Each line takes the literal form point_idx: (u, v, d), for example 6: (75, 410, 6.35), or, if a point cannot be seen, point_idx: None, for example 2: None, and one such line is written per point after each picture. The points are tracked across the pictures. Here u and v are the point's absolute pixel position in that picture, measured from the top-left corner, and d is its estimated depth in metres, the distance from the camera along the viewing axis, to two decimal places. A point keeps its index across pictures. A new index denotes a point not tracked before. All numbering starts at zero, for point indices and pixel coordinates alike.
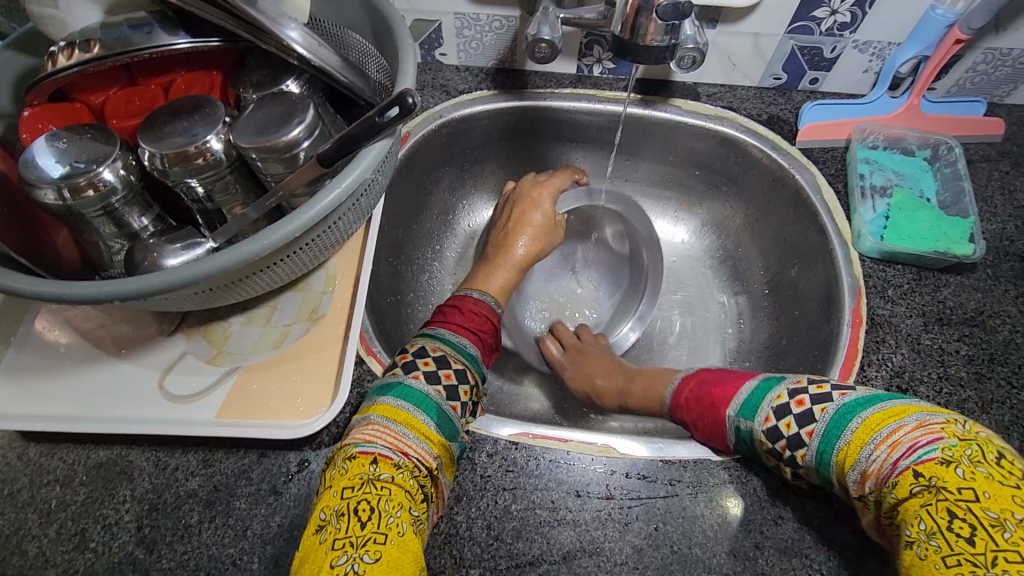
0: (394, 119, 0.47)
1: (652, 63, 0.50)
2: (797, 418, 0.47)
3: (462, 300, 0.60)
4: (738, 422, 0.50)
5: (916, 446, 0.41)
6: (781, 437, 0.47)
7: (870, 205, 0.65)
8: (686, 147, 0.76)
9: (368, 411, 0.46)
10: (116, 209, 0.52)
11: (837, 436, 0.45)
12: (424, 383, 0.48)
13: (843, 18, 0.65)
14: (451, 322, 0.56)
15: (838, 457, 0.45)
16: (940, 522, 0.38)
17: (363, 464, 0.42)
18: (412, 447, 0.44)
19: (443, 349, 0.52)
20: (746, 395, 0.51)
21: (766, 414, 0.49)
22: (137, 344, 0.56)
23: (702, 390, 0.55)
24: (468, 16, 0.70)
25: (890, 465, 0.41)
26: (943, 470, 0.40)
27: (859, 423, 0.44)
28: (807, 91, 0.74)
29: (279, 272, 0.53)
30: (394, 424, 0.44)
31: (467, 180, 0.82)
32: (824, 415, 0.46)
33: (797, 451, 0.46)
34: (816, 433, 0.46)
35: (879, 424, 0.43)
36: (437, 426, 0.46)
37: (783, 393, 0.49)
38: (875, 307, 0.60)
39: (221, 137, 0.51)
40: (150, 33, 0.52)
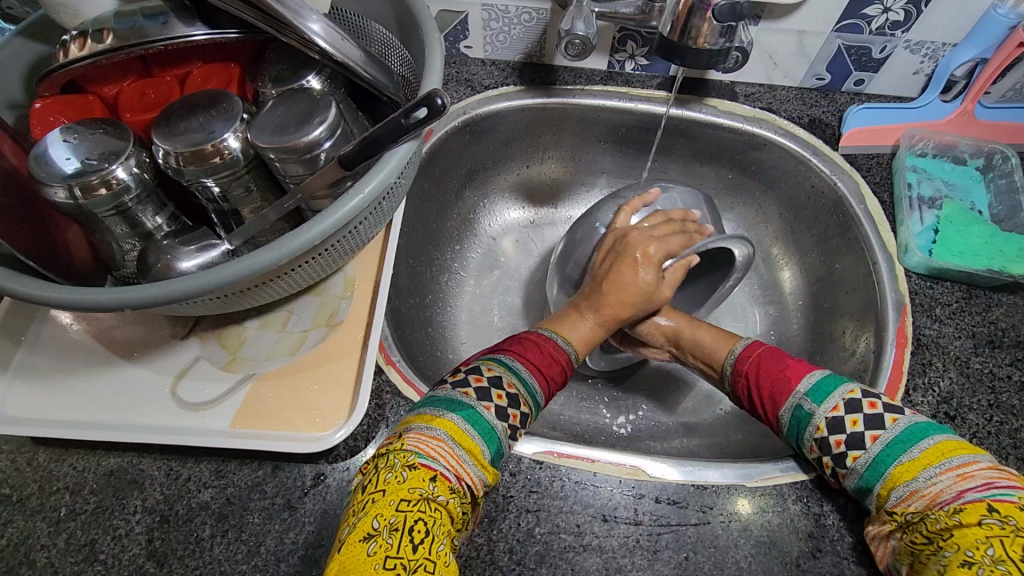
0: (422, 120, 0.44)
1: (700, 67, 0.46)
2: (866, 418, 0.46)
3: (546, 337, 0.53)
4: (801, 401, 0.49)
5: (993, 485, 0.41)
6: (841, 431, 0.46)
7: (918, 217, 0.61)
8: (721, 149, 0.72)
9: (434, 423, 0.42)
10: (129, 208, 0.50)
11: (906, 449, 0.44)
12: (494, 417, 0.44)
13: (896, 17, 0.61)
14: (524, 356, 0.50)
15: (893, 472, 0.44)
16: (1012, 552, 0.38)
17: (422, 480, 0.39)
18: (470, 475, 0.41)
19: (518, 387, 0.47)
20: (817, 380, 0.49)
21: (834, 404, 0.47)
22: (149, 347, 0.54)
23: (778, 362, 0.52)
24: (497, 8, 0.67)
25: (957, 492, 0.41)
26: (1017, 511, 0.40)
27: (931, 445, 0.44)
28: (851, 93, 0.70)
29: (297, 277, 0.51)
30: (457, 447, 0.41)
31: (490, 178, 0.79)
32: (897, 425, 0.45)
33: (851, 451, 0.46)
34: (881, 439, 0.45)
35: (952, 453, 0.43)
36: (493, 455, 0.43)
37: (855, 389, 0.48)
38: (921, 327, 0.56)
39: (239, 135, 0.48)
40: (166, 23, 0.49)
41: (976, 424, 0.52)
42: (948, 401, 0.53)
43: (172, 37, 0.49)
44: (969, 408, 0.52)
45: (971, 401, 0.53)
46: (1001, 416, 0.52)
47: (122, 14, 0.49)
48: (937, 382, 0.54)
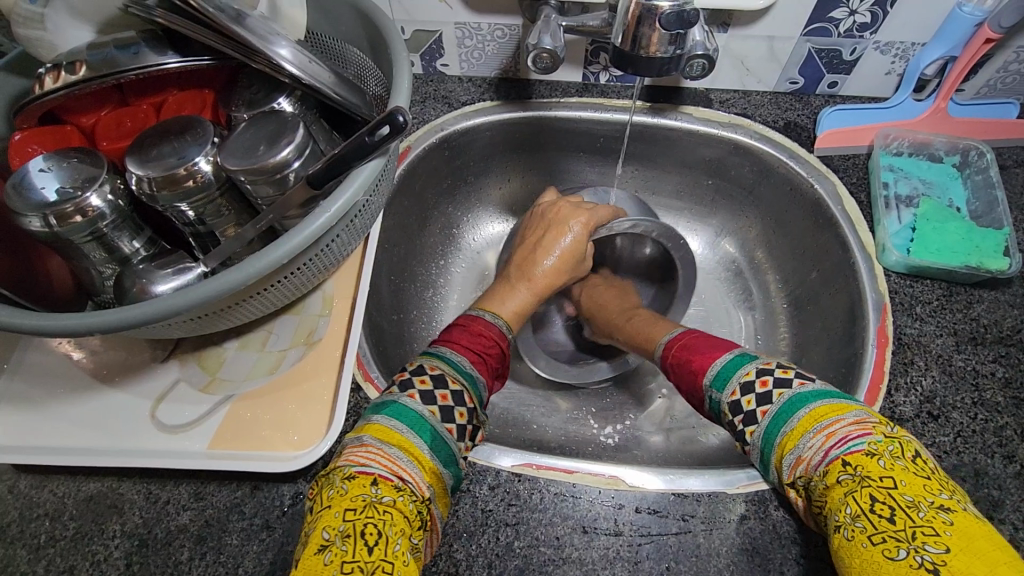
0: (385, 138, 0.45)
1: (654, 75, 0.47)
2: (757, 397, 0.46)
3: (474, 321, 0.58)
4: (710, 392, 0.50)
5: (847, 438, 0.40)
6: (739, 412, 0.47)
7: (895, 216, 0.61)
8: (698, 156, 0.73)
9: (361, 432, 0.45)
10: (105, 234, 0.50)
11: (786, 419, 0.44)
12: (419, 403, 0.47)
13: (863, 19, 0.61)
14: (454, 340, 0.54)
15: (781, 442, 0.44)
16: (864, 505, 0.37)
17: (363, 485, 0.40)
18: (409, 472, 0.42)
19: (441, 366, 0.50)
20: (720, 367, 0.50)
21: (734, 388, 0.48)
22: (129, 371, 0.54)
23: (690, 355, 0.54)
24: (469, 26, 0.68)
25: (823, 453, 0.41)
26: (867, 460, 0.39)
27: (806, 412, 0.43)
28: (825, 95, 0.71)
29: (271, 297, 0.52)
30: (388, 447, 0.43)
31: (472, 193, 0.80)
32: (781, 399, 0.45)
33: (748, 427, 0.46)
34: (769, 414, 0.45)
35: (820, 416, 0.43)
36: (431, 451, 0.45)
37: (751, 370, 0.48)
38: (902, 326, 0.56)
39: (210, 158, 0.49)
40: (137, 53, 0.50)
41: (961, 423, 0.51)
42: (930, 401, 0.52)
43: (143, 66, 0.50)
44: (952, 407, 0.52)
45: (955, 400, 0.52)
46: (985, 414, 0.51)
47: (94, 46, 0.51)
48: (920, 381, 0.53)
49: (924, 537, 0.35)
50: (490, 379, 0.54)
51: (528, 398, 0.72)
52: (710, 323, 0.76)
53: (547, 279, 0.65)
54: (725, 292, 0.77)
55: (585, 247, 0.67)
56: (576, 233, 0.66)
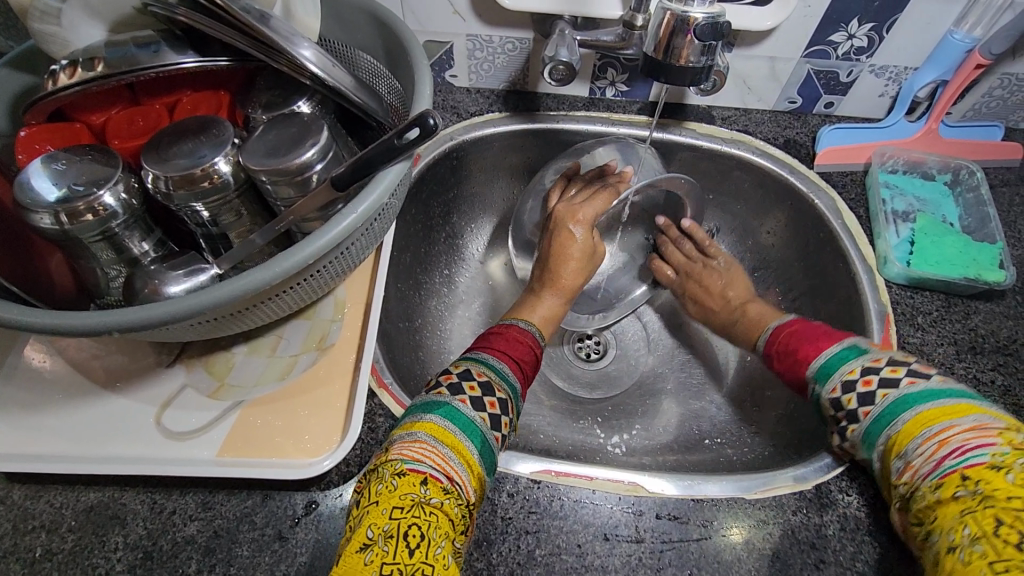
0: (414, 141, 0.45)
1: (687, 83, 0.47)
2: (858, 396, 0.48)
3: (509, 325, 0.59)
4: (813, 383, 0.53)
5: (966, 448, 0.40)
6: (841, 409, 0.49)
7: (894, 230, 0.63)
8: (702, 171, 0.75)
9: (415, 428, 0.45)
10: (116, 234, 0.49)
11: (892, 421, 0.46)
12: (470, 409, 0.47)
13: (860, 43, 0.64)
14: (493, 346, 0.55)
15: (896, 433, 0.45)
16: (985, 527, 0.37)
17: (413, 484, 0.40)
18: (459, 473, 0.42)
19: (488, 374, 0.51)
20: (827, 359, 0.52)
21: (834, 385, 0.50)
22: (133, 376, 0.53)
23: (794, 345, 0.57)
24: (481, 38, 0.69)
25: (935, 462, 0.41)
26: (992, 475, 0.39)
27: (910, 417, 0.45)
28: (822, 115, 0.74)
29: (287, 300, 0.51)
30: (442, 446, 0.43)
31: (478, 203, 0.81)
32: (885, 400, 0.47)
33: (850, 424, 0.49)
34: (871, 415, 0.47)
35: (933, 420, 0.43)
36: (479, 454, 0.45)
37: (856, 367, 0.50)
38: (905, 335, 0.58)
39: (230, 159, 0.49)
40: (157, 52, 0.50)
41: None
42: None
43: (163, 64, 0.49)
44: None
45: None
46: None
47: (111, 44, 0.50)
48: None
49: None
50: (526, 385, 0.55)
51: (534, 409, 0.72)
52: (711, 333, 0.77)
53: (572, 283, 0.65)
54: None
55: (592, 244, 0.67)
56: (581, 236, 0.66)
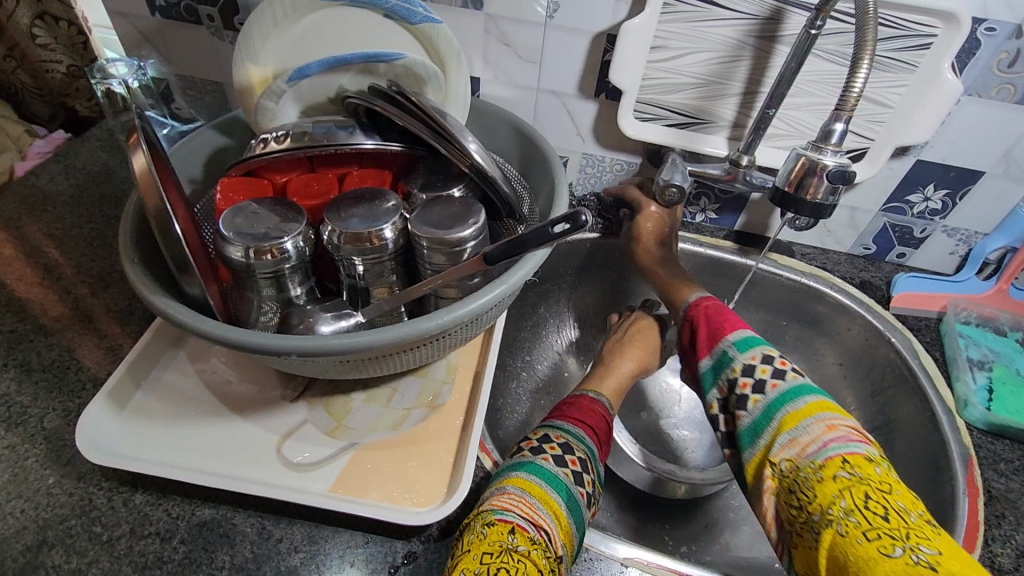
0: (562, 232, 0.52)
1: (813, 215, 0.55)
2: (753, 382, 0.54)
3: (579, 396, 0.64)
4: (728, 348, 0.57)
5: (849, 438, 0.47)
6: (750, 375, 0.54)
7: (972, 376, 0.66)
8: (779, 298, 0.81)
9: (504, 482, 0.50)
10: (283, 275, 0.56)
11: (776, 411, 0.51)
12: (554, 465, 0.52)
13: (934, 205, 0.73)
14: (566, 413, 0.60)
15: (782, 419, 0.51)
16: (858, 502, 0.43)
17: (501, 532, 0.45)
18: (546, 522, 0.47)
19: (565, 437, 0.56)
20: (745, 335, 0.57)
21: (753, 354, 0.55)
22: (260, 405, 0.57)
23: (717, 316, 0.61)
24: (594, 158, 0.80)
25: (821, 443, 0.47)
26: (864, 464, 0.46)
27: (804, 403, 0.50)
28: (894, 264, 0.80)
29: (419, 354, 0.55)
30: (529, 498, 0.48)
31: (564, 299, 0.87)
32: (774, 390, 0.52)
33: (753, 394, 0.54)
34: (761, 402, 0.53)
35: (825, 407, 0.50)
36: (567, 507, 0.50)
37: (755, 355, 0.55)
38: (989, 480, 0.59)
39: (396, 227, 0.56)
40: (352, 134, 0.60)
41: None
42: None
43: (350, 143, 0.59)
44: None
45: None
46: None
47: (317, 124, 0.61)
48: (1014, 537, 0.55)
49: (918, 539, 0.41)
50: (603, 448, 0.59)
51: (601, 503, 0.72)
52: None
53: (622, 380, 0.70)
54: None
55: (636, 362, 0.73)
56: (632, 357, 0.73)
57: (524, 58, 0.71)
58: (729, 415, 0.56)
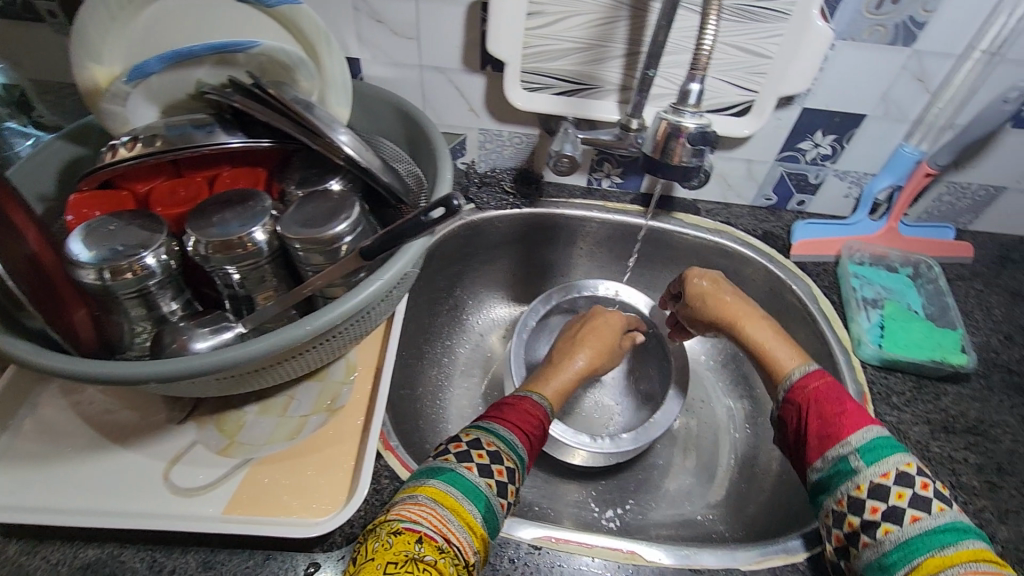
0: (438, 219, 0.50)
1: (680, 179, 0.54)
2: (887, 508, 0.44)
3: (520, 398, 0.60)
4: (852, 454, 0.47)
5: None
6: (881, 500, 0.44)
7: (865, 315, 0.69)
8: (688, 257, 0.82)
9: (416, 490, 0.46)
10: (150, 292, 0.52)
11: (914, 552, 0.41)
12: (476, 475, 0.48)
13: (824, 151, 0.74)
14: (504, 418, 0.55)
15: (918, 564, 0.41)
16: None
17: (408, 541, 0.41)
18: (458, 535, 0.43)
19: (497, 444, 0.51)
20: (873, 438, 0.47)
21: (886, 470, 0.45)
22: (145, 432, 0.54)
23: (836, 400, 0.51)
24: (491, 132, 0.77)
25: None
26: None
27: (949, 551, 0.40)
28: (795, 212, 0.82)
29: (307, 360, 0.53)
30: (441, 507, 0.44)
31: (480, 280, 0.86)
32: (915, 525, 0.42)
33: (884, 524, 0.44)
34: (893, 536, 0.43)
35: (980, 559, 0.40)
36: (483, 518, 0.46)
37: (890, 472, 0.45)
38: (882, 414, 0.62)
39: (267, 229, 0.53)
40: (211, 133, 0.56)
41: None
42: None
43: (214, 144, 0.55)
44: (936, 489, 0.56)
45: (937, 482, 0.56)
46: (964, 497, 0.56)
47: (172, 125, 0.56)
48: None
49: None
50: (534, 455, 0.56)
51: (528, 480, 0.73)
52: (700, 410, 0.80)
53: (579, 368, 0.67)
54: (714, 383, 0.83)
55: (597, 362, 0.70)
56: (592, 351, 0.70)
57: (400, 34, 0.68)
58: (851, 543, 0.45)
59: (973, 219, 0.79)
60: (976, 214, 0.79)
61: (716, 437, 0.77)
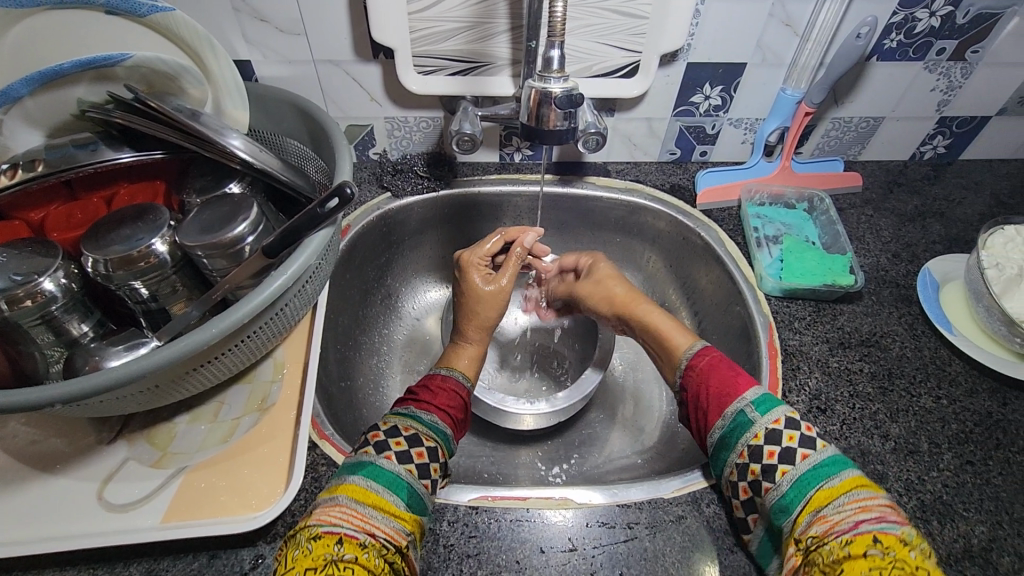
0: (334, 209, 0.52)
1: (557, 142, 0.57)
2: (782, 451, 0.46)
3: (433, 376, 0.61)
4: (745, 407, 0.49)
5: (884, 518, 0.40)
6: (777, 443, 0.47)
7: (767, 252, 0.74)
8: (605, 218, 0.85)
9: (336, 491, 0.46)
10: (55, 317, 0.52)
11: (806, 485, 0.44)
12: (396, 464, 0.48)
13: (715, 102, 0.77)
14: (416, 399, 0.57)
15: (810, 498, 0.43)
16: None
17: (328, 544, 0.41)
18: (380, 528, 0.43)
19: (415, 427, 0.53)
20: (763, 391, 0.51)
21: (777, 417, 0.48)
22: (74, 457, 0.54)
23: (726, 370, 0.54)
24: (397, 119, 0.78)
25: (853, 522, 0.40)
26: (901, 546, 0.38)
27: (836, 481, 0.43)
28: (699, 163, 0.86)
29: (225, 363, 0.54)
30: (361, 506, 0.44)
31: (410, 266, 0.87)
32: (806, 462, 0.45)
33: (782, 466, 0.46)
34: (789, 477, 0.45)
35: (860, 487, 0.42)
36: (407, 505, 0.46)
37: (779, 416, 0.48)
38: (786, 339, 0.66)
39: (167, 239, 0.53)
40: (93, 150, 0.57)
41: (845, 412, 0.60)
42: (818, 397, 0.61)
43: (99, 160, 0.55)
44: (836, 400, 0.61)
45: (836, 393, 0.61)
46: (861, 403, 0.61)
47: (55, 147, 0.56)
48: (807, 382, 0.62)
49: None
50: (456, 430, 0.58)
51: (476, 450, 0.76)
52: (633, 361, 0.84)
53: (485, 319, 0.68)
54: None
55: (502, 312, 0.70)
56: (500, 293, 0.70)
57: (286, 31, 0.68)
58: (753, 488, 0.47)
59: (860, 150, 0.85)
60: (862, 144, 0.84)
61: (649, 385, 0.81)
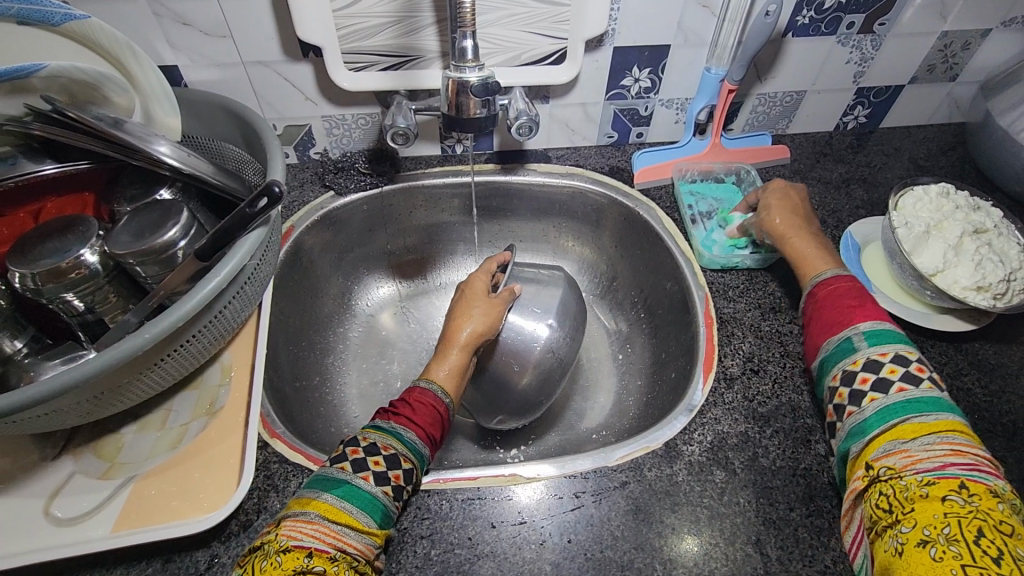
0: (264, 208, 0.51)
1: (476, 130, 0.60)
2: (875, 381, 0.50)
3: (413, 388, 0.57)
4: (856, 334, 0.53)
5: (977, 467, 0.42)
6: (872, 372, 0.50)
7: (701, 227, 0.77)
8: (549, 204, 0.87)
9: (309, 505, 0.46)
10: None
11: (890, 417, 0.47)
12: (373, 485, 0.48)
13: (645, 84, 0.80)
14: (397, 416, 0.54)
15: (892, 427, 0.47)
16: (967, 534, 0.39)
17: (297, 558, 0.42)
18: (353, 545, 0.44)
19: (394, 446, 0.50)
20: (882, 329, 0.53)
21: (885, 351, 0.51)
22: (17, 475, 0.53)
23: (848, 298, 0.56)
24: (334, 117, 0.79)
25: (939, 463, 0.43)
26: (989, 496, 0.41)
27: (927, 419, 0.46)
28: (637, 144, 0.88)
29: (166, 369, 0.54)
30: (333, 523, 0.44)
31: (361, 264, 0.88)
32: (898, 395, 0.48)
33: (874, 394, 0.50)
34: (876, 404, 0.49)
35: (957, 433, 0.45)
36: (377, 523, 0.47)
37: (888, 351, 0.51)
38: (720, 307, 0.70)
39: (96, 249, 0.53)
40: (15, 164, 0.58)
41: (777, 371, 0.63)
42: (751, 359, 0.65)
43: (21, 173, 0.56)
44: (768, 361, 0.64)
45: (768, 355, 0.65)
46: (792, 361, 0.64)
47: None
48: (740, 347, 0.66)
49: None
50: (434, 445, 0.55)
51: None
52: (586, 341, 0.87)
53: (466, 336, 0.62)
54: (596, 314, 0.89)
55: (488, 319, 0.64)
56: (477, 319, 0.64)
57: (211, 34, 0.67)
58: (839, 411, 0.52)
59: (788, 123, 0.89)
60: (789, 118, 0.88)
61: (601, 363, 0.84)
